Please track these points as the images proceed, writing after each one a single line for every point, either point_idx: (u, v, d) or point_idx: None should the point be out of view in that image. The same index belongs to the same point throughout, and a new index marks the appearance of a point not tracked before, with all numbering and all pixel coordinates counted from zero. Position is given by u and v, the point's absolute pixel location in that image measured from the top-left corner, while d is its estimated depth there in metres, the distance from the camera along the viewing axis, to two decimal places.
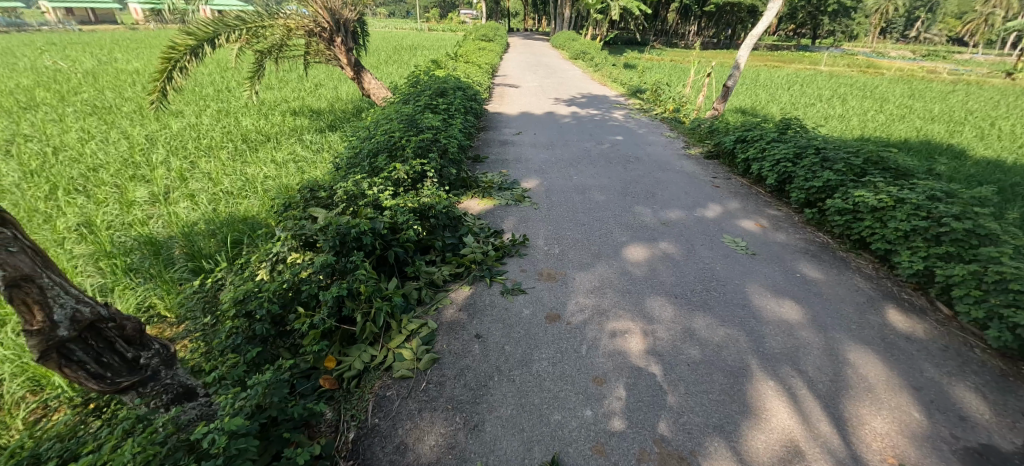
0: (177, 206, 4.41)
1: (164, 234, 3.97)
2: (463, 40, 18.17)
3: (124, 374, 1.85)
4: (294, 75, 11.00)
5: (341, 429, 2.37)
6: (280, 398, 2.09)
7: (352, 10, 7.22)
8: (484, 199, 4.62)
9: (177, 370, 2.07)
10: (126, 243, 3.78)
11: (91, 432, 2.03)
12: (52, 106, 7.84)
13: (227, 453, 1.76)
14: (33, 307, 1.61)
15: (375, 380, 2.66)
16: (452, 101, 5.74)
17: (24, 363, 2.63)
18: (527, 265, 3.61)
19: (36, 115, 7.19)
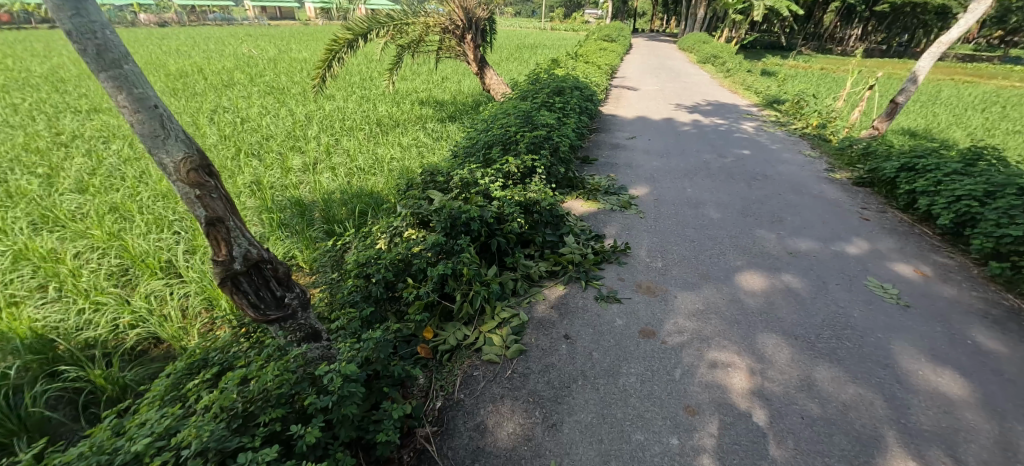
0: (321, 175, 5.03)
1: (309, 199, 4.56)
2: (588, 38, 17.92)
3: (272, 310, 2.22)
4: (425, 68, 11.82)
5: (430, 396, 2.54)
6: (385, 355, 2.30)
7: (485, 9, 7.51)
8: (588, 202, 4.53)
9: (311, 314, 2.41)
10: (282, 201, 4.41)
11: (243, 350, 2.45)
12: (242, 85, 9.44)
13: (340, 393, 1.99)
14: (220, 243, 2.02)
15: (465, 359, 2.78)
16: (568, 99, 5.70)
17: (205, 285, 3.29)
18: (626, 275, 3.46)
19: (230, 92, 8.71)
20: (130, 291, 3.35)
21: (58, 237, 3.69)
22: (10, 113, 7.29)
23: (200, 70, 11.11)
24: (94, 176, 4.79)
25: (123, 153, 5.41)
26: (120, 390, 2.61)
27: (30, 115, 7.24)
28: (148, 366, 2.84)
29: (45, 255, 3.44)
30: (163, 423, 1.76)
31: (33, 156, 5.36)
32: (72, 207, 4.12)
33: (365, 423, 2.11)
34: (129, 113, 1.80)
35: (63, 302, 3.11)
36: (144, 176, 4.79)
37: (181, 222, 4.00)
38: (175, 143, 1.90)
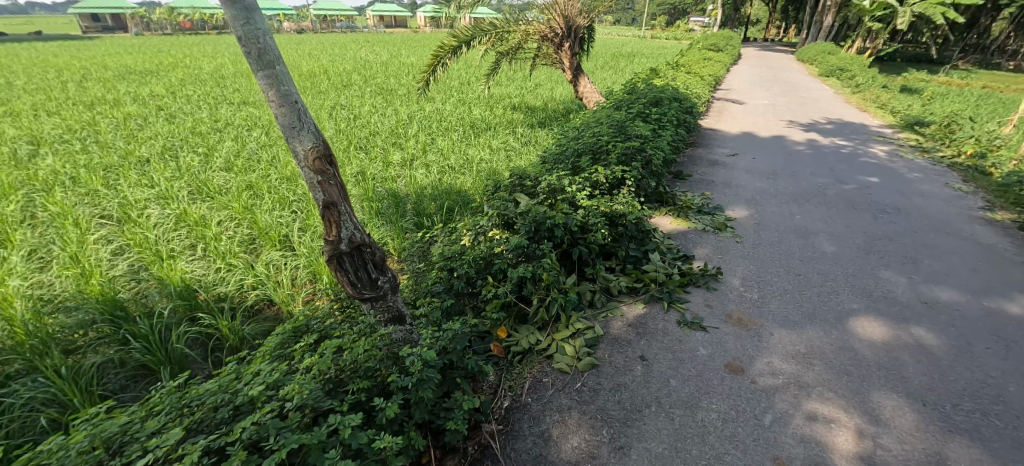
0: (416, 171, 5.32)
1: (404, 191, 4.84)
2: (693, 48, 17.05)
3: (367, 289, 2.39)
4: (521, 74, 12.04)
5: (498, 395, 2.56)
6: (462, 346, 2.37)
7: (585, 17, 7.45)
8: (678, 219, 4.28)
9: (399, 298, 2.55)
10: (381, 192, 4.72)
11: (338, 323, 2.67)
12: (357, 86, 10.34)
13: (418, 376, 2.07)
14: (331, 224, 2.22)
15: (535, 363, 2.77)
16: (666, 111, 5.45)
17: (313, 259, 3.64)
18: (714, 301, 3.20)
19: (346, 91, 9.58)
20: (255, 258, 3.80)
21: (207, 206, 4.34)
22: (182, 102, 8.74)
23: (325, 72, 12.39)
24: (238, 157, 5.55)
25: (260, 140, 6.20)
26: (238, 340, 3.04)
27: (196, 104, 8.62)
28: (261, 323, 3.24)
29: (197, 221, 4.06)
30: (272, 375, 1.97)
31: (195, 138, 6.36)
32: (220, 183, 4.82)
33: (437, 409, 2.18)
34: (276, 106, 2.03)
35: (206, 261, 3.64)
36: (274, 161, 5.45)
37: (300, 202, 4.47)
38: (307, 134, 2.12)
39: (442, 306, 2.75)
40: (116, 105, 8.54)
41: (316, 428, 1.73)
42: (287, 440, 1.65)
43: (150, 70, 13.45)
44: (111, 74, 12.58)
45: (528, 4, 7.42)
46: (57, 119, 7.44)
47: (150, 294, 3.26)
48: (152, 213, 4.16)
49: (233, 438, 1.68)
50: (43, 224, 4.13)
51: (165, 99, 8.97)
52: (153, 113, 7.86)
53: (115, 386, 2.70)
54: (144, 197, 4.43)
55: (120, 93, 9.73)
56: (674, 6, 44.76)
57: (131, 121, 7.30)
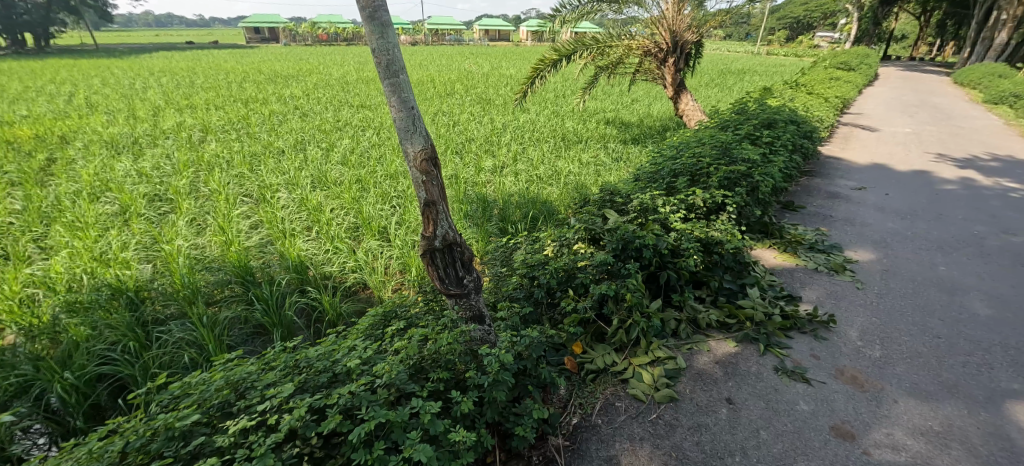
0: (506, 179, 5.41)
1: (493, 197, 4.94)
2: (816, 67, 15.47)
3: (453, 285, 2.48)
4: (619, 89, 11.83)
5: (567, 410, 2.48)
6: (537, 355, 2.34)
7: (695, 32, 7.10)
8: (784, 254, 3.87)
9: (482, 298, 2.59)
10: (471, 195, 4.87)
11: (423, 314, 2.78)
12: (458, 94, 10.86)
13: (494, 377, 2.07)
14: (429, 221, 2.34)
15: (609, 384, 2.65)
16: (780, 134, 4.98)
17: (405, 252, 3.84)
18: (822, 352, 2.82)
19: (448, 99, 10.10)
20: (357, 244, 4.10)
21: (324, 194, 4.80)
22: (313, 102, 9.85)
23: (432, 81, 13.19)
24: (352, 153, 6.09)
25: (372, 139, 6.75)
26: (336, 316, 3.28)
27: (323, 105, 9.64)
28: (356, 303, 3.48)
29: (315, 206, 4.50)
30: (367, 352, 2.09)
31: (320, 134, 7.10)
32: (336, 174, 5.31)
33: (506, 413, 2.17)
34: (395, 111, 2.18)
35: (318, 242, 4.00)
36: (381, 159, 5.88)
37: (399, 198, 4.76)
38: (418, 136, 2.24)
39: (522, 312, 2.73)
40: (263, 103, 9.87)
41: (400, 407, 1.79)
42: (376, 413, 1.73)
43: (291, 75, 15.38)
44: (262, 78, 14.62)
45: (633, 19, 7.28)
46: (219, 112, 8.78)
47: (272, 265, 3.66)
48: (281, 197, 4.69)
49: (332, 402, 1.79)
50: (203, 196, 4.87)
51: (301, 99, 10.17)
52: (290, 111, 8.96)
53: (238, 339, 3.09)
54: (276, 182, 5.02)
55: (267, 93, 11.24)
56: (797, 21, 41.12)
57: (273, 116, 8.38)
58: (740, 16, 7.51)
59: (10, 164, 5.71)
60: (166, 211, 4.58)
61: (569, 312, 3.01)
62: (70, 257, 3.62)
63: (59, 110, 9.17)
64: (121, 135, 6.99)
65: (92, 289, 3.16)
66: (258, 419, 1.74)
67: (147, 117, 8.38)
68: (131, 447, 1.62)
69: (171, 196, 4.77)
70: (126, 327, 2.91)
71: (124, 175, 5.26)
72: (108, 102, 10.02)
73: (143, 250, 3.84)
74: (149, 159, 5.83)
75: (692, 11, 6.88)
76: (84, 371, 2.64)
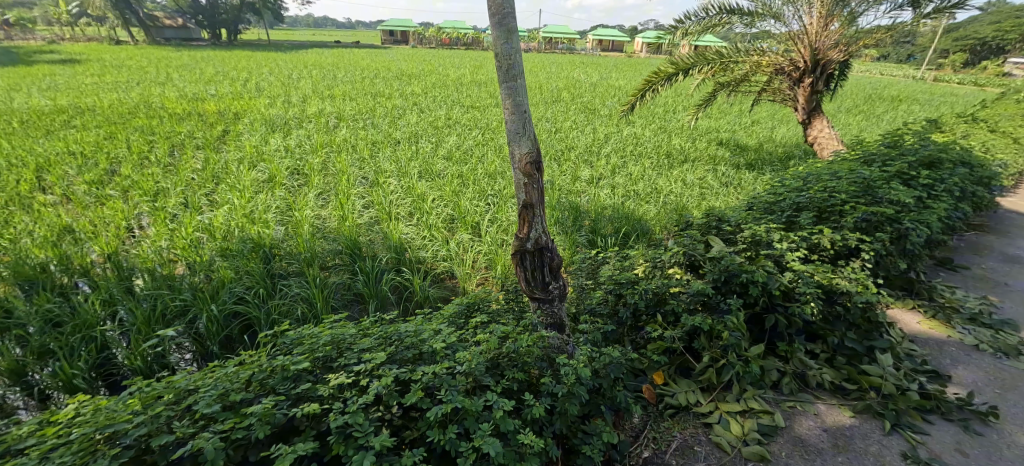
0: (602, 191, 5.26)
1: (586, 206, 4.82)
2: (997, 99, 12.87)
3: (538, 290, 2.43)
4: (738, 108, 10.97)
5: (640, 441, 2.31)
6: (616, 375, 2.20)
7: (842, 50, 6.27)
8: (931, 321, 3.24)
9: (564, 307, 2.49)
10: (565, 203, 4.79)
11: (504, 311, 2.77)
12: (565, 102, 10.86)
13: (568, 389, 1.98)
14: (524, 222, 2.32)
15: (690, 425, 2.42)
16: (944, 177, 4.18)
17: (493, 249, 3.89)
18: (973, 449, 2.29)
19: (555, 107, 10.14)
20: (451, 235, 4.25)
21: (429, 185, 5.05)
22: (430, 100, 10.48)
23: (541, 88, 13.35)
24: (457, 150, 6.34)
25: (477, 139, 6.97)
26: (422, 298, 3.42)
27: (438, 103, 10.24)
28: (442, 290, 3.59)
29: (419, 195, 4.75)
30: (451, 337, 2.12)
31: (433, 130, 7.52)
32: (441, 168, 5.56)
33: (575, 428, 2.07)
34: (508, 113, 2.19)
35: (418, 228, 4.21)
36: (483, 158, 6.05)
37: (495, 197, 4.83)
38: (526, 140, 2.22)
39: (606, 328, 2.60)
40: (388, 98, 10.74)
41: (474, 398, 1.77)
42: (453, 397, 1.74)
43: (415, 74, 16.60)
44: (391, 75, 15.97)
45: (766, 33, 6.69)
46: (351, 103, 9.76)
47: (376, 243, 3.92)
48: (392, 182, 5.03)
49: (416, 377, 1.84)
50: (331, 174, 5.40)
51: (420, 97, 10.91)
52: (411, 106, 9.65)
53: (341, 302, 3.36)
54: (389, 169, 5.40)
55: (393, 89, 12.21)
56: (977, 43, 34.73)
57: (395, 110, 9.06)
58: (902, 34, 6.50)
59: (197, 132, 6.87)
60: (301, 184, 5.16)
61: (655, 338, 2.80)
62: (228, 211, 4.22)
63: (235, 92, 10.87)
64: (276, 116, 8.05)
65: (240, 240, 3.63)
66: (353, 379, 1.82)
67: (297, 102, 9.59)
68: (254, 378, 1.78)
69: (307, 172, 5.37)
70: (259, 275, 3.29)
71: (275, 149, 6.04)
72: (271, 88, 11.67)
73: (280, 213, 4.34)
74: (294, 137, 6.65)
75: (841, 26, 6.11)
76: (225, 306, 3.02)
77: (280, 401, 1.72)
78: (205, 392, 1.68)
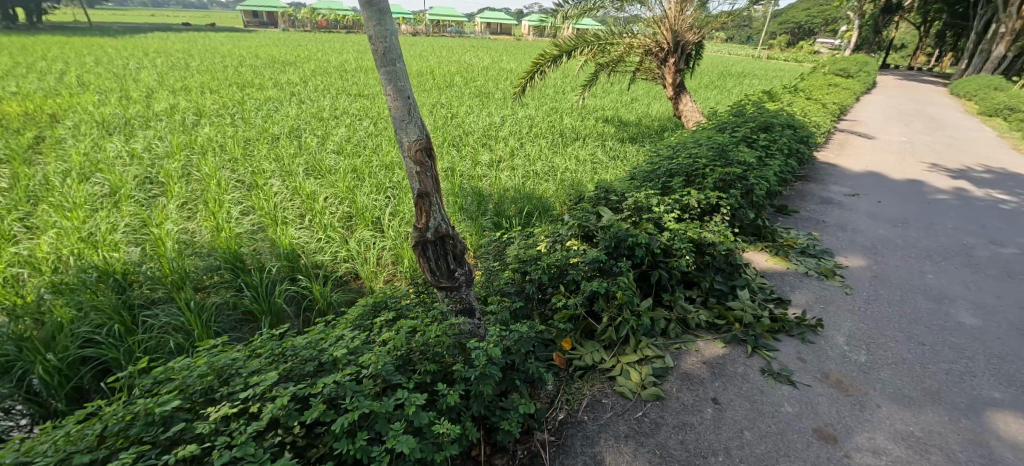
0: (502, 173, 5.40)
1: (488, 191, 4.91)
2: (816, 73, 15.43)
3: (444, 279, 2.47)
4: (618, 88, 11.83)
5: (554, 406, 2.49)
6: (526, 350, 2.33)
7: (696, 33, 7.10)
8: (776, 257, 3.91)
9: (472, 292, 2.59)
10: (467, 189, 4.83)
11: (414, 305, 2.76)
12: (458, 87, 10.82)
13: (482, 371, 2.06)
14: (422, 212, 2.32)
15: (597, 382, 2.66)
16: (777, 138, 5.00)
17: (398, 244, 3.82)
18: (808, 355, 2.84)
19: (449, 91, 10.05)
20: (350, 234, 4.07)
21: (318, 182, 4.75)
22: (310, 90, 9.74)
23: (432, 72, 13.10)
24: (348, 143, 6.04)
25: (368, 129, 6.68)
26: (326, 305, 3.26)
27: (319, 92, 9.55)
28: (347, 292, 3.46)
29: (309, 195, 4.46)
30: (354, 342, 2.07)
31: (316, 122, 7.03)
32: (331, 163, 5.26)
33: (493, 407, 2.17)
34: (391, 99, 2.17)
35: (311, 231, 3.97)
36: (377, 149, 5.83)
37: (394, 189, 4.69)
38: (413, 127, 2.22)
39: (513, 306, 2.73)
40: (260, 88, 9.76)
41: (384, 399, 1.77)
42: (360, 402, 1.72)
43: (289, 61, 15.21)
44: (258, 62, 14.44)
45: (635, 17, 7.28)
46: (213, 95, 8.69)
47: (263, 253, 3.62)
48: (274, 184, 4.63)
49: (316, 391, 1.78)
50: (197, 181, 4.81)
51: (297, 87, 10.07)
52: (287, 98, 8.87)
53: (227, 325, 3.08)
54: (270, 169, 4.96)
55: (263, 78, 11.06)
56: (799, 27, 41.03)
57: (268, 103, 8.28)
58: (742, 19, 7.51)
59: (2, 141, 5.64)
60: (156, 194, 4.52)
61: (560, 308, 3.00)
62: (57, 237, 3.57)
63: (52, 88, 9.05)
64: (114, 116, 6.90)
65: (79, 271, 3.12)
66: (239, 408, 1.72)
67: (141, 98, 8.29)
68: (109, 432, 1.60)
69: (162, 180, 4.71)
70: (112, 310, 2.88)
71: (114, 156, 5.21)
72: (101, 82, 9.90)
73: (132, 232, 3.79)
74: (141, 141, 5.75)
75: (694, 12, 6.88)
76: (68, 353, 2.61)
77: (146, 451, 1.57)
78: (39, 461, 1.47)
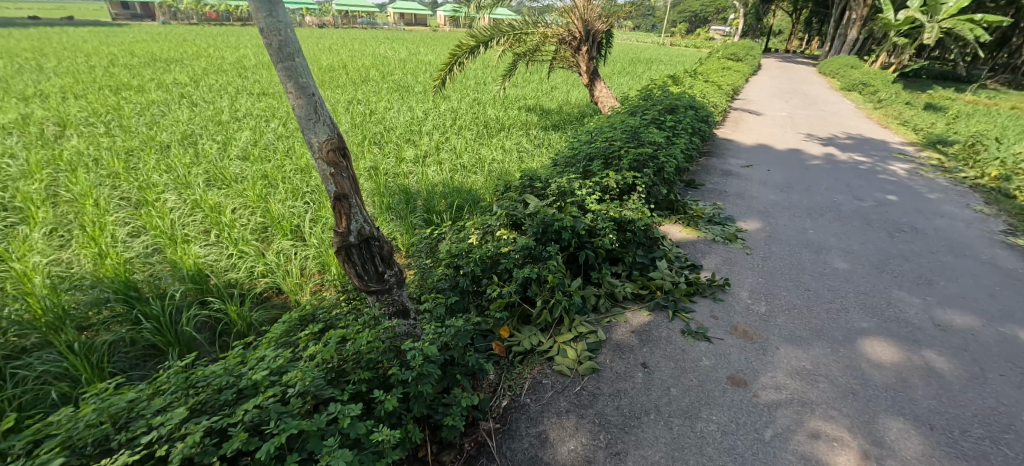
0: (428, 169, 5.33)
1: (416, 188, 4.83)
2: (713, 57, 16.75)
3: (373, 282, 2.40)
4: (537, 76, 12.06)
5: (498, 393, 2.56)
6: (464, 344, 2.34)
7: (605, 21, 7.40)
8: (688, 228, 4.26)
9: (404, 292, 2.55)
10: (393, 188, 4.72)
11: (344, 313, 2.67)
12: (375, 81, 10.43)
13: (419, 371, 2.06)
14: (342, 216, 2.23)
15: (536, 364, 2.76)
16: (681, 118, 5.41)
17: (322, 251, 3.65)
18: (720, 312, 3.16)
19: (365, 86, 9.68)
20: (266, 246, 3.82)
21: (223, 193, 4.39)
22: (204, 90, 8.87)
23: (345, 66, 12.49)
24: (255, 147, 5.61)
25: (277, 131, 6.25)
26: (246, 327, 3.05)
27: (216, 93, 8.73)
28: (268, 310, 3.25)
29: (212, 207, 4.10)
30: (277, 361, 1.96)
31: (215, 126, 6.43)
32: (236, 171, 4.86)
33: (436, 405, 2.18)
34: (293, 97, 2.05)
35: (219, 246, 3.65)
36: (289, 152, 5.49)
37: (312, 194, 4.45)
38: (322, 125, 2.12)
39: (447, 302, 2.75)
40: (141, 91, 8.70)
41: (315, 416, 1.72)
42: (287, 425, 1.66)
43: (175, 59, 13.70)
44: (136, 61, 12.84)
45: (548, 7, 7.42)
46: (81, 101, 7.61)
47: (162, 277, 3.29)
48: (168, 199, 4.19)
49: (235, 420, 1.68)
50: (67, 203, 4.21)
51: (188, 87, 9.11)
52: (175, 100, 7.99)
53: (126, 364, 2.74)
54: (161, 182, 4.48)
55: (143, 79, 9.85)
56: (697, 15, 44.17)
57: (154, 107, 7.42)
58: (645, 9, 7.97)
59: None
60: (14, 221, 3.90)
61: (495, 297, 3.06)
62: None
63: None
64: None
65: None
66: (142, 453, 1.58)
67: None
68: None
69: (20, 204, 4.06)
70: None
71: None
72: None
73: None
74: None
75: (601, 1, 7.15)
76: None
77: None
78: None
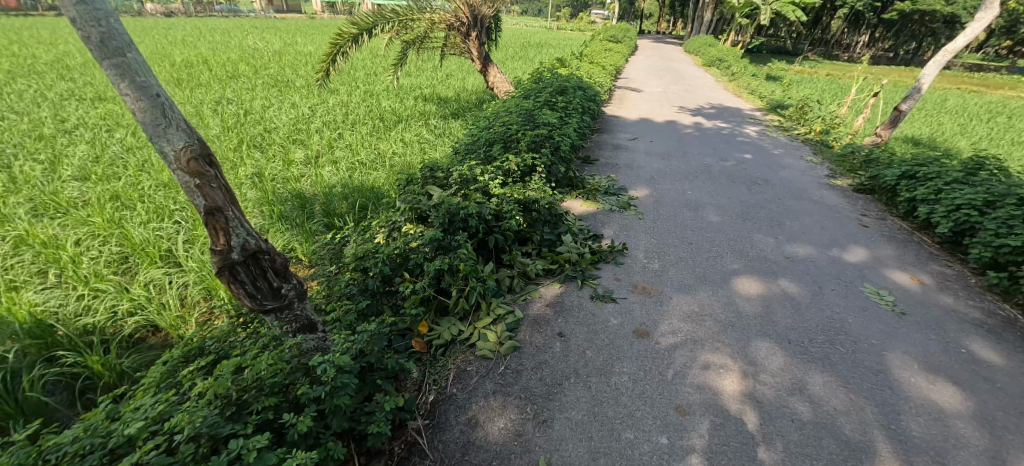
0: (322, 169, 5.02)
1: (311, 192, 4.54)
2: (594, 40, 17.72)
3: (269, 300, 2.24)
4: (429, 65, 11.81)
5: (423, 390, 2.56)
6: (380, 347, 2.27)
7: (490, 6, 7.46)
8: (587, 201, 4.55)
9: (307, 305, 2.43)
10: (283, 195, 4.38)
11: (240, 340, 2.45)
12: (247, 77, 9.46)
13: (333, 384, 1.97)
14: (218, 232, 2.04)
15: (459, 354, 2.80)
16: (570, 99, 5.68)
17: (204, 275, 3.27)
18: (622, 274, 3.45)
19: (236, 84, 8.75)
20: (130, 279, 3.32)
21: (62, 223, 3.70)
22: (19, 98, 7.32)
23: (207, 62, 11.11)
24: (100, 162, 4.79)
25: (127, 141, 5.38)
26: (116, 377, 2.63)
27: (37, 100, 7.25)
28: (143, 353, 2.83)
29: (48, 240, 3.43)
30: (156, 408, 1.74)
31: (40, 141, 5.36)
32: (76, 194, 4.12)
33: (358, 414, 2.11)
34: (131, 101, 1.81)
35: (64, 289, 3.10)
36: (148, 165, 4.78)
37: (183, 211, 3.94)
38: (175, 132, 1.91)
39: (358, 308, 2.64)
40: None
41: (214, 459, 1.57)
42: None
43: None
44: None
45: None
46: None
47: None
48: None
49: None
50: None
51: None
52: None
53: None
54: None
55: None
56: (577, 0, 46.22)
57: None
58: None
59: None
60: None
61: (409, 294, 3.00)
62: None
63: None
64: None
65: None
66: None
67: None
68: None
69: None
70: None
71: None
72: None
73: None
74: None
75: None
76: None
77: None
78: None
